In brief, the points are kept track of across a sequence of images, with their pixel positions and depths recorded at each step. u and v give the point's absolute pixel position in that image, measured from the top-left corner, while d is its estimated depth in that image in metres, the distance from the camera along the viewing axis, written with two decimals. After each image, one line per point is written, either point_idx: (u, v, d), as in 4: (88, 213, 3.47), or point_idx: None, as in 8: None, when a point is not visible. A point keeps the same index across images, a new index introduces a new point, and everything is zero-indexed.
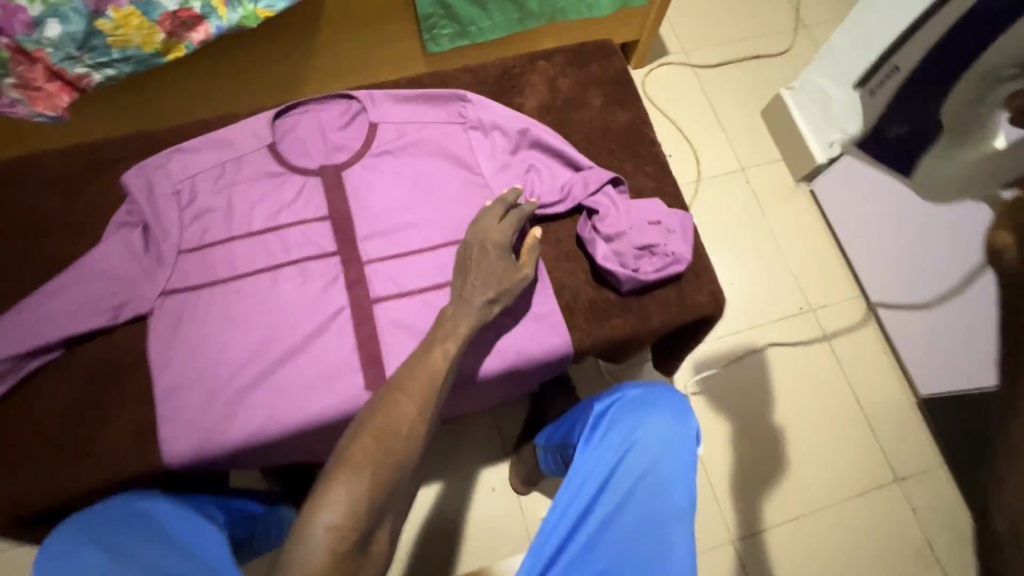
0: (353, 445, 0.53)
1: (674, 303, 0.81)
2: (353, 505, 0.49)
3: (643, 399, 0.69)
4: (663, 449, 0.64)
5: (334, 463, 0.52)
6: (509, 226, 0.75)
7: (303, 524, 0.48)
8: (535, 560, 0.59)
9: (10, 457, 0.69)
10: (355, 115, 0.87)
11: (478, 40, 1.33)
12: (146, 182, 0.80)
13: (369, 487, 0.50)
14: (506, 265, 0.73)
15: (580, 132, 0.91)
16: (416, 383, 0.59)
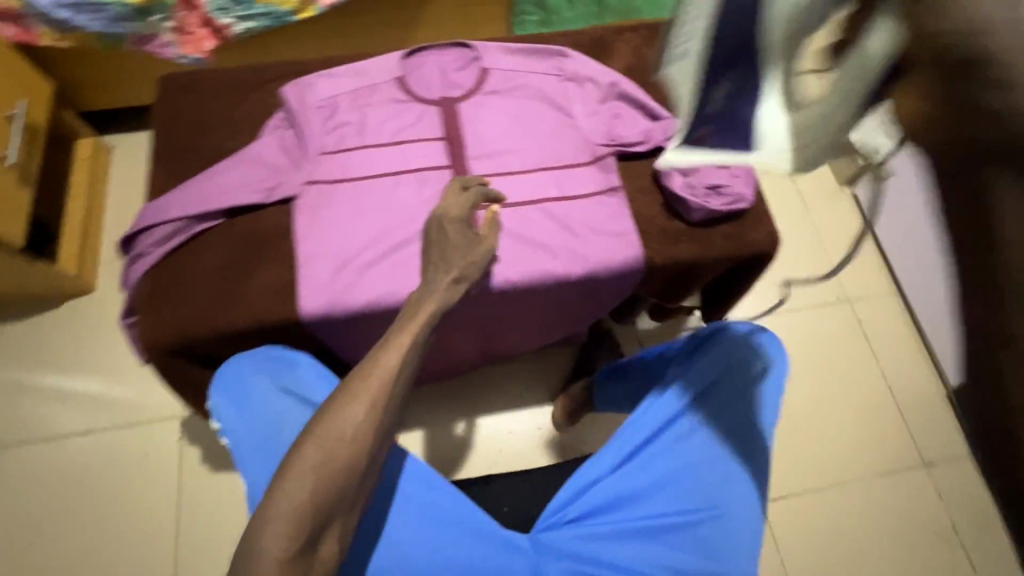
0: (384, 345, 0.67)
1: (735, 238, 0.93)
2: (297, 510, 0.56)
3: (745, 334, 0.85)
4: (762, 374, 0.82)
5: (373, 356, 0.66)
6: (466, 203, 0.83)
7: (257, 526, 0.56)
8: (652, 425, 0.78)
9: (176, 298, 0.82)
10: (470, 61, 1.02)
11: (559, 28, 1.49)
12: (298, 96, 0.95)
13: (391, 378, 0.65)
14: (464, 240, 0.82)
15: (659, 92, 1.04)
16: (365, 385, 0.63)
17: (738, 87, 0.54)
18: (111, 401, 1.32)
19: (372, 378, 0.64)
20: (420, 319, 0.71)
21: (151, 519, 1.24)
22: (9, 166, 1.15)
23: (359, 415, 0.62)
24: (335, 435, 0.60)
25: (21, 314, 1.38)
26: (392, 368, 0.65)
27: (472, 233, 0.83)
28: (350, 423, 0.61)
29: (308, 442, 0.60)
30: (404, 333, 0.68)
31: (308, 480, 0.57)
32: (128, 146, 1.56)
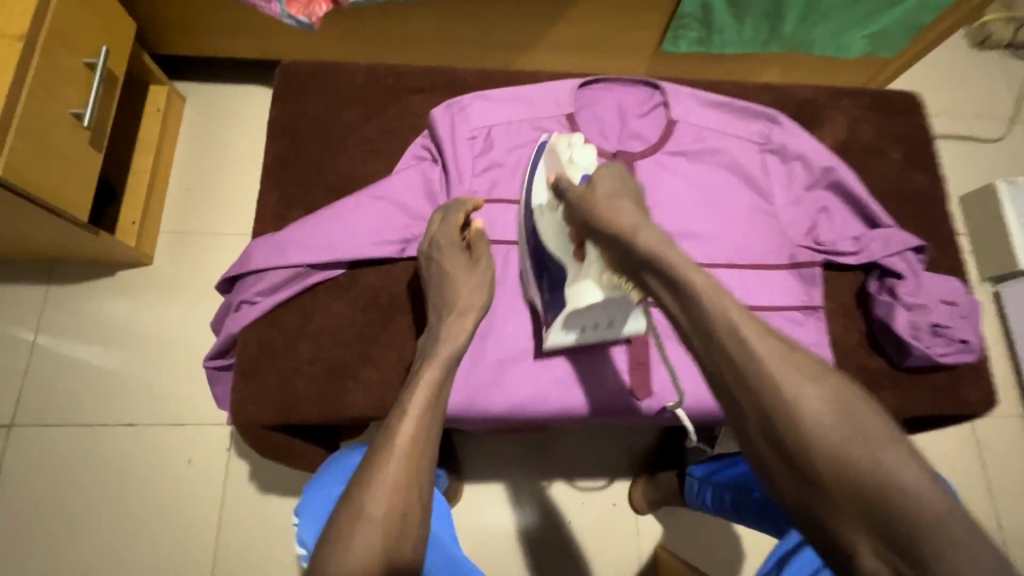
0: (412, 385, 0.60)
1: (947, 393, 0.76)
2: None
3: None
4: None
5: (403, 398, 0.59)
6: (447, 239, 0.69)
7: None
8: None
9: (283, 364, 0.68)
10: (655, 107, 0.84)
11: (718, 48, 1.22)
12: (448, 120, 0.77)
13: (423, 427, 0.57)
14: (467, 266, 0.68)
15: (876, 183, 0.84)
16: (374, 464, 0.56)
17: (552, 281, 0.70)
18: (156, 395, 1.19)
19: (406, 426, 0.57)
20: (450, 343, 0.62)
21: (187, 533, 1.12)
22: (84, 126, 0.98)
23: (391, 476, 0.55)
24: (373, 494, 0.54)
25: (70, 277, 1.23)
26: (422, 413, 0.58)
27: (471, 258, 0.69)
28: (383, 482, 0.54)
29: (349, 514, 0.53)
30: (432, 367, 0.60)
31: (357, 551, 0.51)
32: (202, 99, 1.36)
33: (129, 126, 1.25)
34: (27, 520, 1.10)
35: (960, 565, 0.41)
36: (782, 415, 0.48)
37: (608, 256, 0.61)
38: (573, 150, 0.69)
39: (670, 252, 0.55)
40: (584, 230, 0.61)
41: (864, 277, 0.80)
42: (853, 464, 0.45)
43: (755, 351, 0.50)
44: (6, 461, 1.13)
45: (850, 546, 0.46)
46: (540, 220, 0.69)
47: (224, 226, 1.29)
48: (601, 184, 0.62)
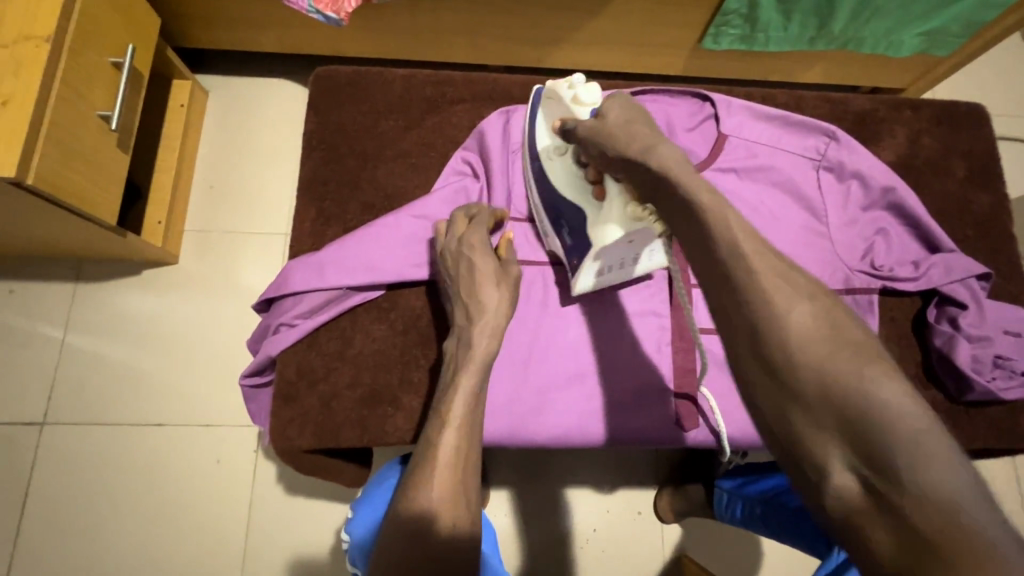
0: (450, 394, 0.59)
1: (1006, 428, 0.73)
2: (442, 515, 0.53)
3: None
4: None
5: (442, 407, 0.58)
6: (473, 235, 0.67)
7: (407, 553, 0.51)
8: None
9: (322, 387, 0.68)
10: (705, 120, 0.81)
11: (762, 46, 1.10)
12: (491, 135, 0.76)
13: (467, 435, 0.57)
14: (497, 268, 0.66)
15: (935, 203, 0.81)
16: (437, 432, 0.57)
17: (571, 228, 0.68)
18: (181, 395, 1.18)
19: (451, 435, 0.57)
20: (480, 344, 0.61)
21: (215, 536, 1.12)
22: (111, 128, 0.96)
23: (442, 485, 0.54)
24: (425, 504, 0.53)
25: (98, 275, 1.22)
26: (467, 405, 0.58)
27: (502, 264, 0.67)
28: (434, 490, 0.54)
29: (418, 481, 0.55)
30: (468, 375, 0.60)
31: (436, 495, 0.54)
32: (228, 94, 1.33)
33: (154, 122, 1.23)
34: (61, 518, 1.11)
35: (945, 485, 0.35)
36: (768, 322, 0.44)
37: (628, 178, 0.57)
38: (576, 88, 0.67)
39: (689, 168, 0.51)
40: (603, 159, 0.59)
41: (922, 303, 0.76)
42: (837, 376, 0.41)
43: (755, 265, 0.45)
44: (39, 458, 1.13)
45: (822, 467, 0.40)
46: (549, 163, 0.69)
47: (251, 224, 1.27)
48: (612, 113, 0.60)
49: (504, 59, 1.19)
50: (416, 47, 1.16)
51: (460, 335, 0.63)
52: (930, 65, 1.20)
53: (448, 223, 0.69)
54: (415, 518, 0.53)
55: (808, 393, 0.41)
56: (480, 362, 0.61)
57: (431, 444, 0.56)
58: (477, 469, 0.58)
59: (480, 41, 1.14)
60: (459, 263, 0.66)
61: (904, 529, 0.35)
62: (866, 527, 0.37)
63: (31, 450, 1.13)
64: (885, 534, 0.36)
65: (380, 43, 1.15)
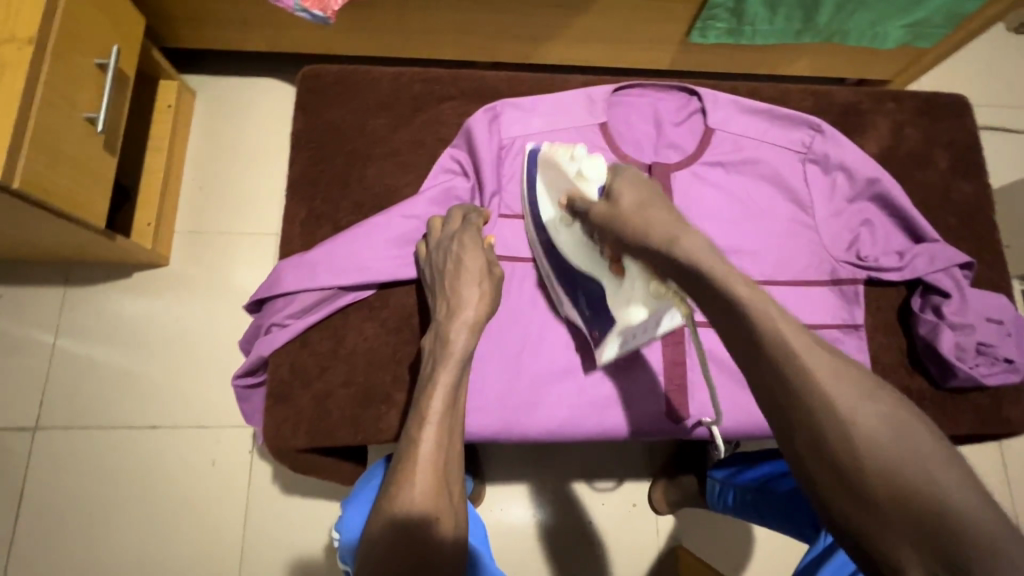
0: (428, 391, 0.60)
1: (989, 412, 0.75)
2: (420, 514, 0.54)
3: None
4: None
5: (422, 406, 0.59)
6: (461, 253, 0.66)
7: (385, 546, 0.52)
8: None
9: (315, 387, 0.68)
10: (692, 114, 0.81)
11: (748, 40, 1.10)
12: (480, 131, 0.76)
13: (447, 431, 0.58)
14: (481, 262, 0.66)
15: (919, 193, 0.83)
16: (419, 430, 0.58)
17: (590, 298, 0.67)
18: (174, 398, 1.18)
19: (431, 431, 0.58)
20: (456, 345, 0.62)
21: (213, 537, 1.12)
22: (97, 130, 0.95)
23: (424, 480, 0.56)
24: (409, 500, 0.54)
25: (87, 278, 1.21)
26: (445, 405, 0.59)
27: (485, 258, 0.67)
28: (417, 485, 0.55)
29: (398, 482, 0.56)
30: (446, 371, 0.60)
31: (415, 494, 0.55)
32: (215, 94, 1.32)
33: (141, 123, 1.22)
34: (57, 523, 1.11)
35: (1009, 556, 0.36)
36: (815, 397, 0.43)
37: (649, 268, 0.53)
38: (578, 161, 0.66)
39: (710, 257, 0.48)
40: (619, 246, 0.56)
41: (906, 293, 0.77)
42: (888, 450, 0.41)
43: (768, 310, 0.46)
44: (33, 464, 1.13)
45: (899, 571, 0.40)
46: (558, 235, 0.68)
47: (241, 225, 1.27)
48: (624, 197, 0.56)
49: (493, 55, 1.19)
50: (403, 44, 1.15)
51: (437, 331, 0.64)
52: (915, 56, 1.21)
53: (433, 220, 0.71)
54: (399, 515, 0.54)
55: (862, 462, 0.41)
56: (458, 358, 0.62)
57: (412, 441, 0.57)
58: (457, 463, 0.60)
59: (467, 38, 1.14)
60: (442, 258, 0.67)
61: None
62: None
63: (25, 455, 1.13)
64: None
65: (367, 41, 1.15)
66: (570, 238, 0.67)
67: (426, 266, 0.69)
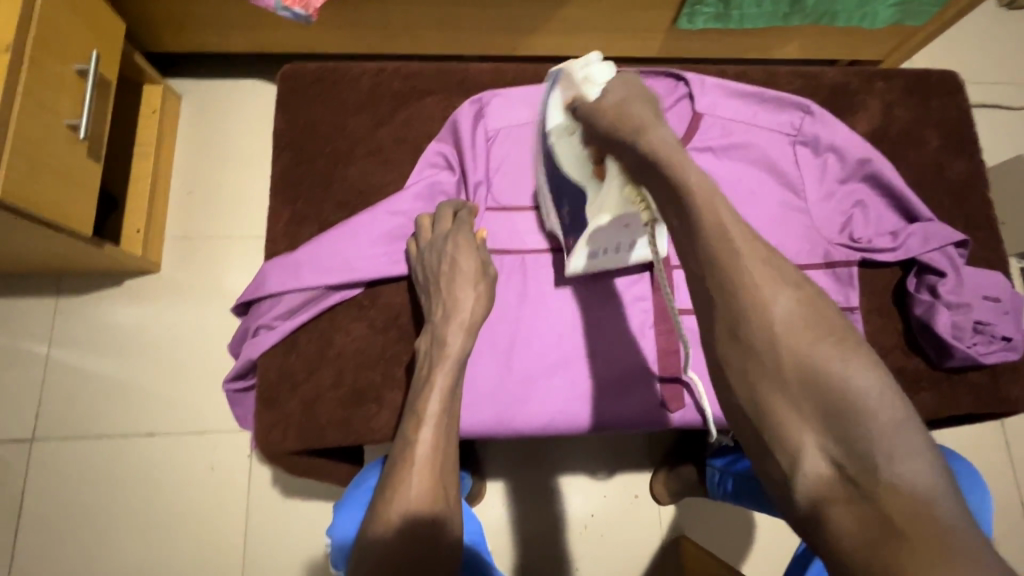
0: (424, 392, 0.59)
1: (987, 391, 0.74)
2: (415, 515, 0.54)
3: None
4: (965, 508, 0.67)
5: (419, 406, 0.59)
6: (450, 246, 0.65)
7: (377, 532, 0.53)
8: None
9: (304, 389, 0.68)
10: (679, 99, 0.80)
11: (735, 25, 1.09)
12: (465, 123, 0.75)
13: (444, 432, 0.58)
14: (474, 262, 0.65)
15: (911, 173, 0.82)
16: (416, 431, 0.57)
17: (572, 207, 0.68)
18: (170, 404, 1.17)
19: (428, 433, 0.57)
20: (453, 345, 0.61)
21: (213, 542, 1.11)
22: (80, 137, 0.94)
23: (421, 483, 0.55)
24: (405, 503, 0.54)
25: (79, 288, 1.21)
26: (442, 408, 0.58)
27: (477, 257, 0.66)
28: (413, 488, 0.55)
29: (392, 484, 0.55)
30: (443, 374, 0.60)
31: (410, 496, 0.54)
32: (200, 97, 1.31)
33: (126, 129, 1.21)
34: (57, 533, 1.10)
35: (910, 478, 0.41)
36: (754, 313, 0.48)
37: (619, 163, 0.57)
38: (590, 68, 0.64)
39: (675, 149, 0.52)
40: (597, 143, 0.59)
41: (901, 274, 0.76)
42: (823, 370, 0.45)
43: (742, 256, 0.48)
44: (31, 475, 1.12)
45: (797, 453, 0.45)
46: (558, 144, 0.66)
47: (231, 229, 1.26)
48: (614, 93, 0.58)
49: (479, 49, 1.17)
50: (388, 40, 1.14)
51: (433, 330, 0.63)
52: (905, 35, 1.19)
53: (421, 220, 0.70)
54: (395, 518, 0.53)
55: (790, 379, 0.46)
56: (454, 358, 0.61)
57: (409, 444, 0.57)
58: (455, 465, 0.59)
59: (453, 32, 1.12)
60: (433, 258, 0.66)
61: (874, 511, 0.40)
62: (833, 509, 0.42)
63: (22, 468, 1.12)
64: (850, 516, 0.41)
65: (351, 38, 1.13)
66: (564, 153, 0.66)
67: (414, 271, 0.68)
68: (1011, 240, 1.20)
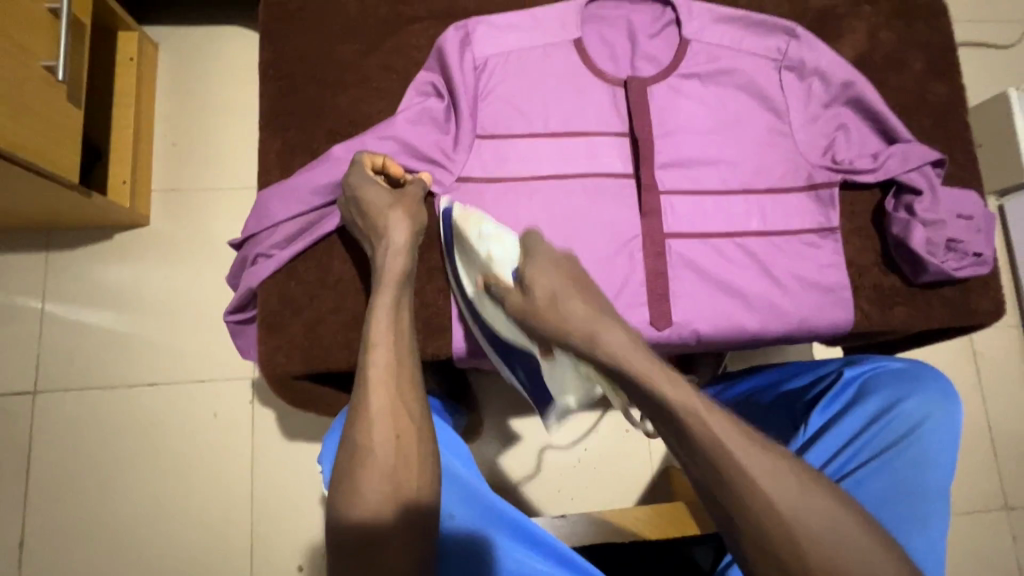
0: (371, 320, 0.61)
1: (958, 305, 0.77)
2: (381, 453, 0.56)
3: (911, 373, 0.76)
4: (934, 412, 0.71)
5: (368, 329, 0.61)
6: (363, 193, 0.66)
7: (347, 481, 0.56)
8: None
9: (303, 316, 0.70)
10: (667, 25, 0.80)
11: None
12: (452, 47, 0.74)
13: (395, 349, 0.60)
14: (385, 193, 0.66)
15: (893, 97, 0.83)
16: (382, 352, 0.60)
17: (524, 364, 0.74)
18: (169, 354, 1.19)
19: (379, 355, 0.59)
20: (392, 270, 0.63)
21: (221, 488, 1.15)
22: (57, 79, 0.92)
23: (378, 404, 0.58)
24: (365, 419, 0.57)
25: (69, 242, 1.20)
26: (392, 342, 0.60)
27: (384, 189, 0.66)
28: (372, 414, 0.58)
29: (356, 416, 0.58)
30: (385, 295, 0.62)
31: (373, 429, 0.57)
32: (178, 44, 1.28)
33: (103, 78, 1.18)
34: (67, 483, 1.13)
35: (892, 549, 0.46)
36: (710, 459, 0.50)
37: (581, 360, 0.61)
38: (489, 241, 0.65)
39: (633, 352, 0.55)
40: (540, 338, 0.62)
41: (881, 195, 0.79)
42: (776, 505, 0.48)
43: (729, 451, 0.50)
44: (38, 426, 1.14)
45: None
46: (487, 311, 0.69)
47: (217, 179, 1.25)
48: (539, 289, 0.60)
49: None
50: None
51: (374, 266, 0.65)
52: None
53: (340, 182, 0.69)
54: (358, 437, 0.57)
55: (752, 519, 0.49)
56: (394, 280, 0.63)
57: (363, 366, 0.59)
58: (418, 385, 0.61)
59: None
60: (351, 203, 0.66)
61: None
62: None
63: (27, 419, 1.14)
64: None
65: None
66: (497, 326, 0.70)
67: (341, 209, 0.69)
68: (991, 176, 1.22)
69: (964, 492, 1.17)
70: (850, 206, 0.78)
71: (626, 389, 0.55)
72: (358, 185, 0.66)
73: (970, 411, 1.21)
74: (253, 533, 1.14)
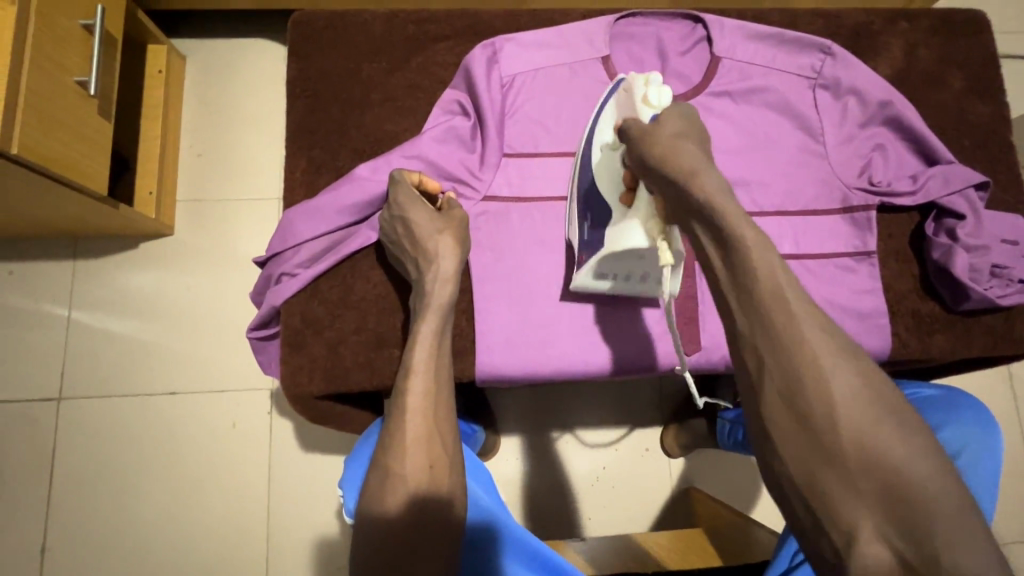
0: (412, 344, 0.60)
1: (1001, 334, 0.74)
2: (412, 480, 0.55)
3: (946, 402, 0.72)
4: (973, 443, 0.68)
5: (408, 356, 0.60)
6: (417, 205, 0.65)
7: (376, 504, 0.54)
8: None
9: (325, 337, 0.69)
10: (696, 42, 0.78)
11: None
12: (480, 65, 0.73)
13: (433, 379, 0.59)
14: (434, 216, 0.65)
15: (933, 116, 0.80)
16: (418, 378, 0.59)
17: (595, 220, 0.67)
18: (191, 363, 1.20)
19: (417, 382, 0.58)
20: (439, 296, 0.62)
21: (237, 498, 1.15)
22: (90, 95, 0.94)
23: (413, 429, 0.57)
24: (398, 446, 0.56)
25: (96, 250, 1.22)
26: (430, 369, 0.59)
27: (429, 211, 0.65)
28: (406, 440, 0.56)
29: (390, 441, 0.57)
30: (427, 323, 0.61)
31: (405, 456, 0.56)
32: (206, 57, 1.29)
33: (133, 90, 1.20)
34: (89, 489, 1.14)
35: None
36: (814, 389, 0.45)
37: (665, 205, 0.55)
38: (649, 89, 0.62)
39: (729, 202, 0.50)
40: (641, 169, 0.56)
41: (920, 218, 0.76)
42: (901, 476, 0.42)
43: (834, 384, 0.45)
44: (62, 433, 1.16)
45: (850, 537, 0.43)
46: (597, 155, 0.65)
47: (241, 189, 1.26)
48: (668, 125, 0.56)
49: None
50: None
51: (418, 291, 0.64)
52: None
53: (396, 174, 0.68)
54: (390, 461, 0.56)
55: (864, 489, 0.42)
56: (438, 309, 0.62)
57: (400, 393, 0.58)
58: (451, 414, 0.60)
59: None
60: (397, 222, 0.66)
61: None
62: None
63: (52, 425, 1.16)
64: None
65: None
66: (606, 175, 0.65)
67: (382, 225, 0.68)
68: None
69: (1002, 524, 1.12)
70: (887, 229, 0.76)
71: (711, 237, 0.50)
72: (409, 205, 0.65)
73: (1009, 439, 1.16)
74: (269, 544, 1.14)
